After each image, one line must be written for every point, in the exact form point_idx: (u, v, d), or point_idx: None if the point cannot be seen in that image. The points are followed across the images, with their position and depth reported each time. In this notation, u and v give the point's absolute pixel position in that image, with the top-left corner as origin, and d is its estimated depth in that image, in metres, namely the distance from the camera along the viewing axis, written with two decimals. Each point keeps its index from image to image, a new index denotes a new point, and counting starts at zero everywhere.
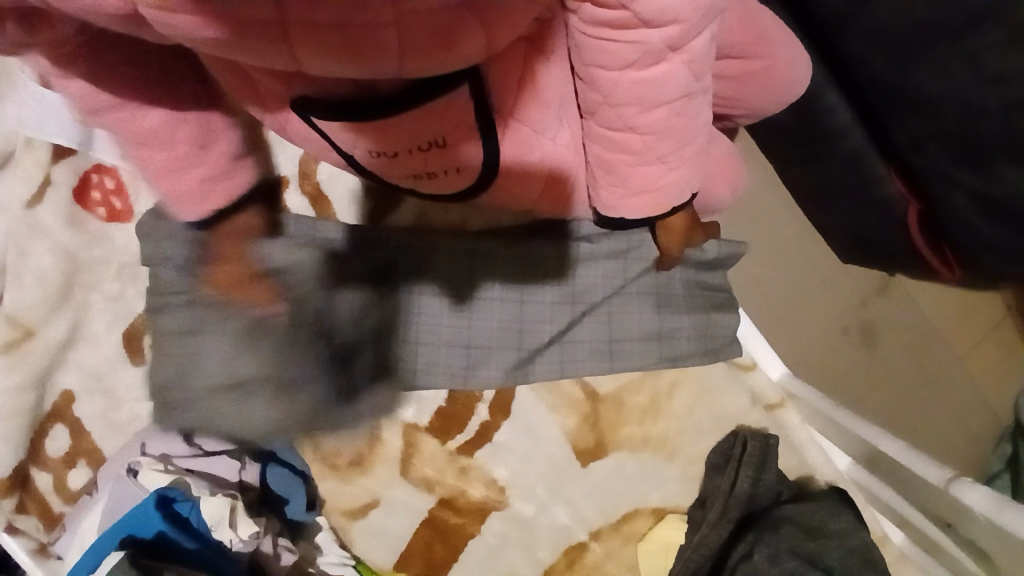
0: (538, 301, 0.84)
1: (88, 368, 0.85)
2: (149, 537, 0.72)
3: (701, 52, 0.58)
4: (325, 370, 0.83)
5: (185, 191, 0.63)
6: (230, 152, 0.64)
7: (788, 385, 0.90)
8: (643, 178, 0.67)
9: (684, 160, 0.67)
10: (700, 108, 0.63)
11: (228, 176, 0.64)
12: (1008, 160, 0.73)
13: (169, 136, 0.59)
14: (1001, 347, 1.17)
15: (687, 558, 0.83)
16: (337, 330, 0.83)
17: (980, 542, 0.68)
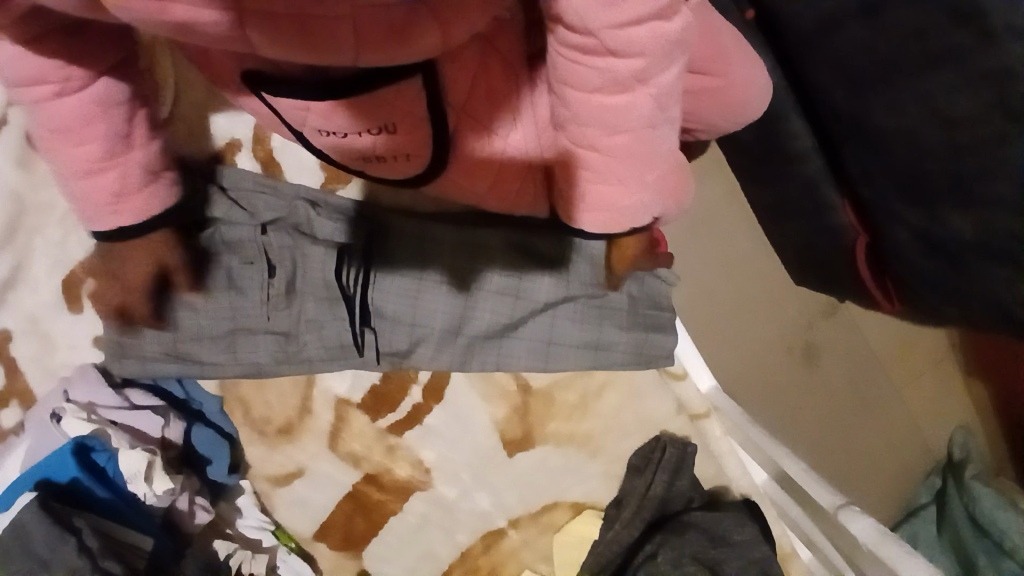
0: (483, 293, 0.86)
1: (27, 311, 0.85)
2: (63, 482, 0.74)
3: (667, 85, 0.56)
4: (269, 334, 0.84)
5: (94, 198, 0.63)
6: (147, 164, 0.63)
7: (715, 399, 0.94)
8: (597, 199, 0.65)
9: (649, 185, 0.64)
10: (665, 136, 0.61)
11: (137, 188, 0.64)
12: (948, 203, 0.76)
13: (84, 138, 0.59)
14: (939, 382, 1.22)
15: (599, 553, 0.87)
16: (278, 298, 0.84)
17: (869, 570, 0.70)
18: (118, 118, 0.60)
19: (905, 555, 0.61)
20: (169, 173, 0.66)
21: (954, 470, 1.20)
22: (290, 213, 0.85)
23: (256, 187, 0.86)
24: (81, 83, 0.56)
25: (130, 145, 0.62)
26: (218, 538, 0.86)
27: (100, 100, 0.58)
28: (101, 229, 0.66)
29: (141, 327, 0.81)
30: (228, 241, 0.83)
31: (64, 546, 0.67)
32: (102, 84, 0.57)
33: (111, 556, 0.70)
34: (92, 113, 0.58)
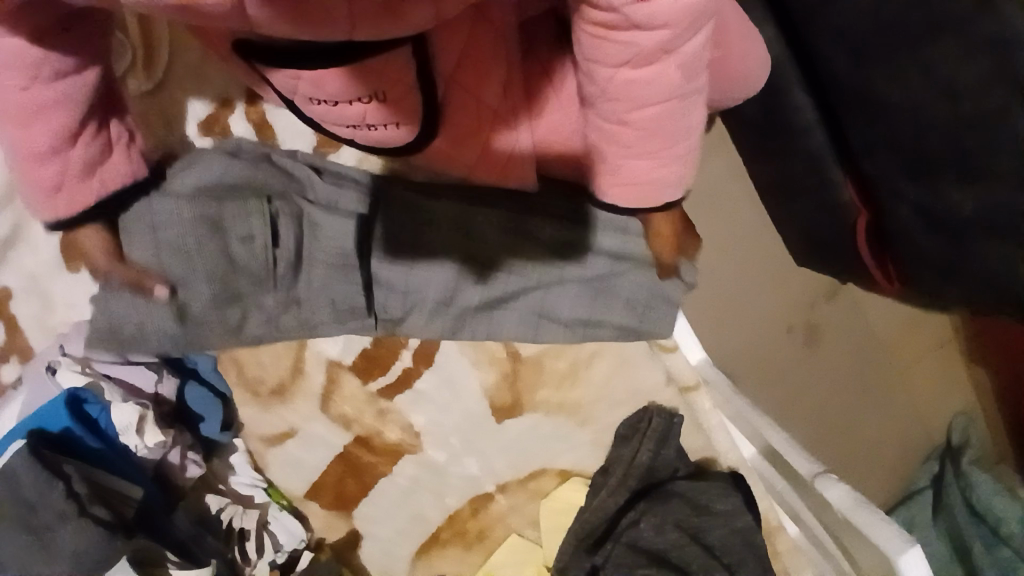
0: (495, 269, 0.85)
1: (26, 270, 0.86)
2: (54, 431, 0.76)
3: (694, 54, 0.52)
4: (269, 307, 0.82)
5: (35, 186, 0.64)
6: (87, 162, 0.65)
7: (706, 372, 0.91)
8: (630, 178, 0.62)
9: (674, 159, 0.61)
10: (691, 108, 0.58)
11: (75, 183, 0.65)
12: (951, 177, 0.74)
13: (31, 131, 0.60)
14: (942, 367, 1.22)
15: (585, 519, 0.88)
16: (285, 265, 0.81)
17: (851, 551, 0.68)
18: (71, 118, 0.61)
19: (880, 522, 0.60)
20: (117, 168, 0.68)
21: (953, 455, 1.24)
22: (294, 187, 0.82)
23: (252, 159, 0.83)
24: (42, 84, 0.58)
25: (74, 142, 0.63)
26: (210, 492, 0.89)
27: (57, 100, 0.59)
28: (35, 209, 0.67)
29: (141, 312, 0.76)
30: (225, 214, 0.78)
31: (51, 491, 0.70)
32: (66, 82, 0.59)
33: (99, 503, 0.73)
34: (46, 110, 0.59)
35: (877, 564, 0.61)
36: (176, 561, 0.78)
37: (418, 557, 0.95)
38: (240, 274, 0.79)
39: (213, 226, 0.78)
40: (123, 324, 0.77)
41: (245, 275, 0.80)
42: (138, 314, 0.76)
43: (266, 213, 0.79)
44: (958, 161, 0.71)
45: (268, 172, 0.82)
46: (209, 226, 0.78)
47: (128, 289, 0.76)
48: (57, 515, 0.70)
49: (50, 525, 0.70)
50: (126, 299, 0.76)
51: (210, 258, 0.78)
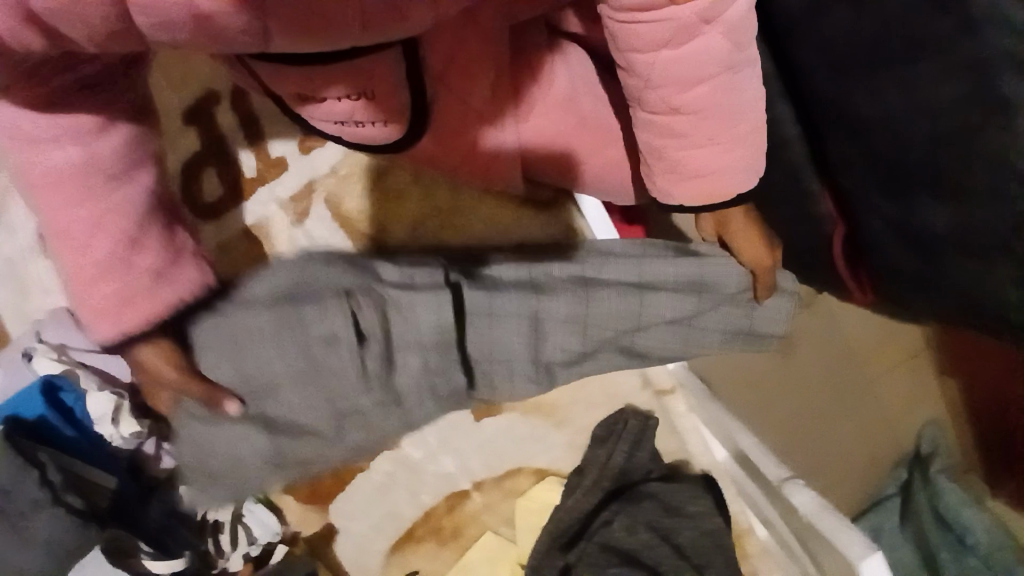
0: (572, 318, 0.74)
1: (4, 255, 0.86)
2: (30, 419, 0.77)
3: (741, 19, 0.52)
4: (360, 403, 0.71)
5: (107, 302, 0.63)
6: (155, 265, 0.65)
7: (681, 376, 0.94)
8: (701, 166, 0.61)
9: (743, 139, 0.59)
10: (749, 82, 0.57)
11: (146, 288, 0.64)
12: (923, 197, 0.73)
13: (92, 239, 0.62)
14: (910, 377, 1.23)
15: (558, 519, 0.89)
16: (381, 362, 0.71)
17: (817, 557, 0.69)
18: (129, 222, 0.63)
19: (840, 529, 0.61)
20: (184, 271, 0.67)
21: (921, 464, 1.25)
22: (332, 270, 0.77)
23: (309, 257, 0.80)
24: (95, 186, 0.61)
25: (138, 246, 0.64)
26: (183, 485, 0.82)
27: (115, 203, 0.62)
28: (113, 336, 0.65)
29: (221, 429, 0.69)
30: (305, 318, 0.69)
31: (26, 479, 0.71)
32: (121, 183, 0.63)
33: (72, 492, 0.75)
34: (105, 216, 0.62)
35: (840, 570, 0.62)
36: (150, 551, 0.78)
37: (393, 552, 0.94)
38: (325, 375, 0.69)
39: (290, 327, 0.69)
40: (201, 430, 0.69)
41: (330, 374, 0.69)
42: (244, 437, 0.69)
43: (347, 306, 0.70)
44: (928, 183, 0.70)
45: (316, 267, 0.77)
46: (287, 327, 0.69)
47: (228, 422, 0.69)
48: (31, 504, 0.71)
49: (24, 513, 0.71)
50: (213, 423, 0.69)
51: (319, 367, 0.69)
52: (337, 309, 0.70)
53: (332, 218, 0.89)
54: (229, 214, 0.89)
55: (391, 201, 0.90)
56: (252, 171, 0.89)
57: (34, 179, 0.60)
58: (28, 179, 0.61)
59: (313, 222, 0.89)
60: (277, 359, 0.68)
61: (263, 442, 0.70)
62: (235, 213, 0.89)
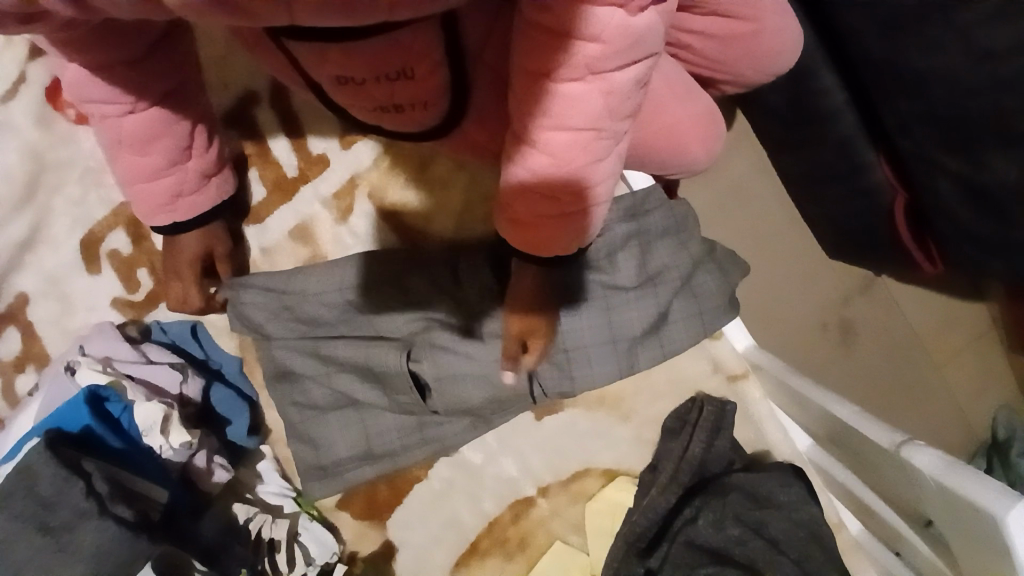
0: (622, 302, 0.82)
1: (45, 272, 0.84)
2: (74, 431, 0.71)
3: (620, 87, 0.53)
4: (434, 419, 0.83)
5: (150, 201, 0.67)
6: (202, 170, 0.69)
7: (753, 358, 0.87)
8: (545, 201, 0.60)
9: (587, 196, 0.60)
10: (607, 151, 0.58)
11: (193, 189, 0.69)
12: (992, 146, 0.77)
13: (144, 150, 0.63)
14: (978, 356, 1.18)
15: (634, 522, 0.81)
16: (446, 398, 0.79)
17: (947, 537, 0.61)
18: (180, 133, 0.65)
19: (977, 479, 0.52)
20: (220, 176, 0.72)
21: (998, 449, 1.11)
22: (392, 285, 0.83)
23: (371, 279, 0.82)
24: (147, 104, 0.61)
25: (188, 155, 0.67)
26: (238, 501, 0.83)
27: (165, 116, 0.63)
28: (156, 225, 0.69)
29: (329, 420, 0.82)
30: (376, 357, 0.79)
31: (71, 488, 0.65)
32: (168, 98, 0.62)
33: (122, 501, 0.68)
34: (157, 127, 0.63)
35: (974, 535, 0.53)
36: (204, 569, 0.72)
37: (456, 568, 0.88)
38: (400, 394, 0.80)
39: (364, 351, 0.80)
40: (300, 434, 0.83)
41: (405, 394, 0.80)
42: (339, 446, 0.82)
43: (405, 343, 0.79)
44: (999, 132, 0.75)
45: (364, 286, 0.82)
46: (361, 350, 0.80)
47: (331, 429, 0.82)
48: (76, 512, 0.64)
49: (68, 525, 0.64)
50: (326, 430, 0.82)
51: (396, 395, 0.81)
52: (399, 358, 0.78)
53: (376, 213, 0.87)
54: (272, 215, 0.86)
55: (432, 188, 0.87)
56: (294, 169, 0.86)
57: (85, 89, 0.58)
58: (79, 87, 0.58)
59: (357, 218, 0.87)
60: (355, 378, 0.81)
61: (349, 447, 0.83)
62: (279, 214, 0.86)
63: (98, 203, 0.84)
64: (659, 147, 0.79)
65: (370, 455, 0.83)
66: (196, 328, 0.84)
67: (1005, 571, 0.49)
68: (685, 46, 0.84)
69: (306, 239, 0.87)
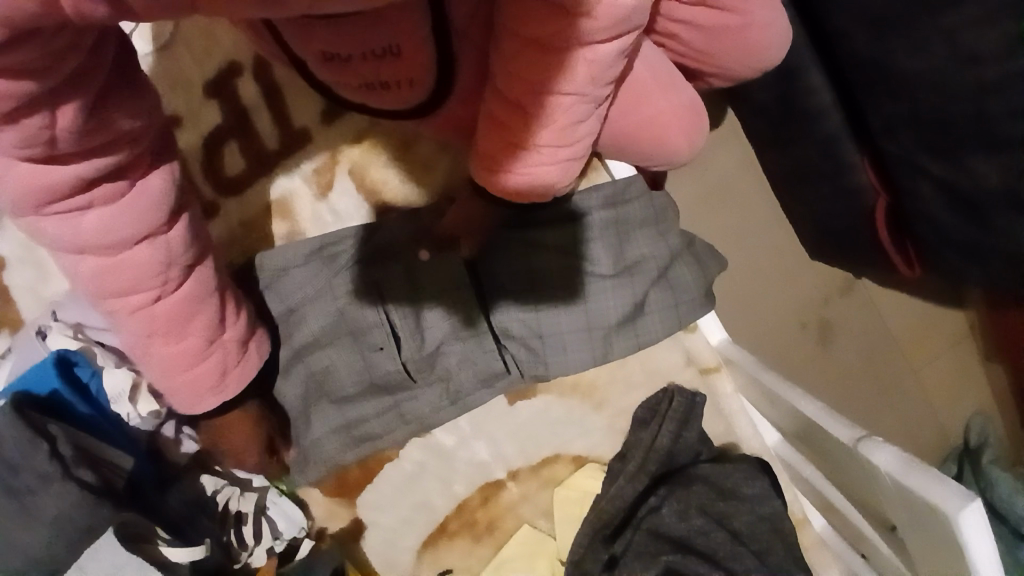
0: (602, 288, 0.83)
1: (21, 237, 0.84)
2: (42, 394, 0.71)
3: (604, 59, 0.54)
4: (408, 398, 0.84)
5: (196, 384, 0.65)
6: (238, 336, 0.67)
7: (726, 351, 0.88)
8: (527, 155, 0.61)
9: (566, 154, 0.62)
10: (586, 113, 0.59)
11: (236, 360, 0.67)
12: (976, 149, 0.77)
13: (179, 334, 0.61)
14: (959, 363, 1.19)
15: (601, 509, 0.82)
16: (422, 363, 0.83)
17: (904, 537, 0.62)
18: (210, 307, 0.63)
19: (931, 476, 0.53)
20: (251, 336, 0.70)
21: (971, 455, 1.13)
22: (366, 257, 0.83)
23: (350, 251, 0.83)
24: (175, 285, 0.60)
25: (223, 327, 0.65)
26: (205, 474, 0.82)
27: (194, 292, 0.61)
28: (203, 409, 0.67)
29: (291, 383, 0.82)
30: (358, 329, 0.82)
31: (36, 451, 0.64)
32: (194, 275, 0.61)
33: (86, 466, 0.67)
34: (189, 308, 0.61)
35: (931, 530, 0.54)
36: (167, 538, 0.72)
37: (424, 548, 0.88)
38: (379, 365, 0.83)
39: (348, 332, 0.82)
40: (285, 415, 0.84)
41: (385, 365, 0.82)
42: (326, 432, 0.83)
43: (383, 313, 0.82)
44: (981, 134, 0.76)
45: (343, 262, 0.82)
46: (346, 333, 0.82)
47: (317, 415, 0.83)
48: (39, 477, 0.64)
49: (31, 488, 0.64)
50: (317, 418, 0.83)
51: (372, 369, 0.83)
52: (377, 315, 0.82)
53: (357, 190, 0.87)
54: (251, 190, 0.86)
55: (415, 169, 0.87)
56: (276, 141, 0.86)
57: (107, 283, 0.56)
58: (104, 282, 0.56)
59: (338, 194, 0.87)
60: (341, 360, 0.83)
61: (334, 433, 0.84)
62: (259, 187, 0.86)
63: None
64: (641, 137, 0.79)
65: (352, 436, 0.84)
66: None
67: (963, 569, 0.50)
68: (671, 36, 0.84)
69: (284, 214, 0.87)
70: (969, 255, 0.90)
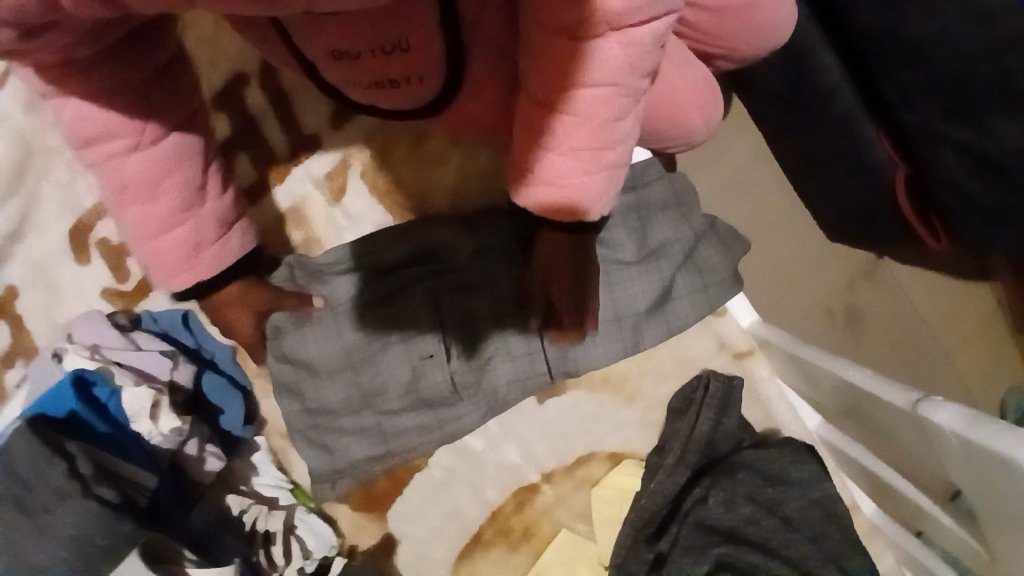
0: (637, 277, 0.81)
1: (34, 261, 0.85)
2: (59, 415, 0.69)
3: (642, 45, 0.50)
4: (451, 415, 0.79)
5: (163, 255, 0.59)
6: (221, 215, 0.61)
7: (759, 332, 0.85)
8: (567, 158, 0.56)
9: (607, 159, 0.57)
10: (626, 109, 0.55)
11: (214, 240, 0.61)
12: (999, 109, 0.74)
13: (151, 194, 0.56)
14: (989, 344, 1.13)
15: (642, 506, 0.80)
16: (469, 376, 0.79)
17: (973, 508, 0.59)
18: (194, 169, 0.57)
19: (999, 432, 0.49)
20: (241, 225, 0.64)
21: None
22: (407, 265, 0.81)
23: (377, 253, 0.81)
24: (157, 138, 0.54)
25: (203, 198, 0.59)
26: (232, 493, 0.82)
27: (172, 152, 0.55)
28: (182, 287, 0.62)
29: (326, 383, 0.78)
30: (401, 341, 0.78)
31: (53, 469, 0.62)
32: (178, 133, 0.55)
33: (105, 484, 0.66)
34: (159, 164, 0.55)
35: (1009, 504, 0.50)
36: (194, 559, 0.72)
37: (460, 560, 0.85)
38: (423, 377, 0.78)
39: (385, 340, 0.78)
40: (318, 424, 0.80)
41: (431, 378, 0.78)
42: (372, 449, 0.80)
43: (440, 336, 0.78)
44: (1004, 95, 0.73)
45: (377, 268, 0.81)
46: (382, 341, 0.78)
47: (350, 431, 0.79)
48: (55, 494, 0.62)
49: (47, 506, 0.61)
50: (348, 430, 0.79)
51: (416, 381, 0.78)
52: (436, 342, 0.77)
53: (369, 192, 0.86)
54: (262, 200, 0.85)
55: (427, 167, 0.86)
56: (284, 150, 0.86)
57: (84, 125, 0.51)
58: (75, 122, 0.51)
59: (350, 197, 0.86)
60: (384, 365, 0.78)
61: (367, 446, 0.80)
62: (270, 195, 0.85)
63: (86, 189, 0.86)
64: (659, 119, 0.77)
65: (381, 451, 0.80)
66: (187, 316, 0.82)
67: None
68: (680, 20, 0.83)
69: (297, 221, 0.86)
70: (996, 223, 0.86)
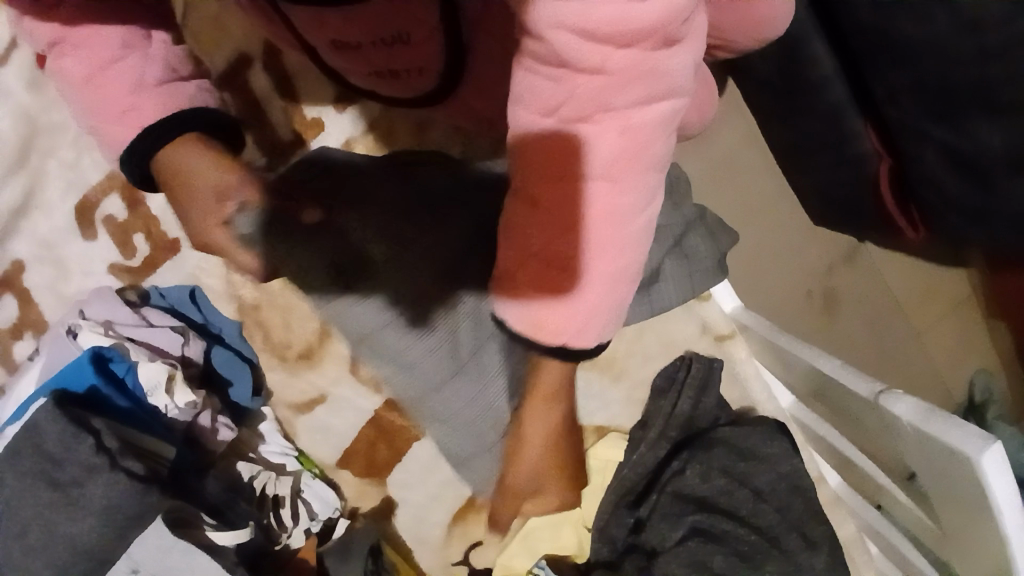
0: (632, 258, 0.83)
1: (38, 238, 0.88)
2: (81, 391, 0.76)
3: (636, 129, 0.42)
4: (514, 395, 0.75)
5: (104, 100, 0.59)
6: (167, 60, 0.62)
7: (739, 318, 0.90)
8: (551, 266, 0.46)
9: (598, 267, 0.46)
10: (623, 210, 0.45)
11: (164, 80, 0.61)
12: (978, 116, 0.77)
13: (86, 34, 0.57)
14: (960, 326, 1.21)
15: (624, 476, 0.87)
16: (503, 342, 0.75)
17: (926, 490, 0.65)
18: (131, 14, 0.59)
19: (954, 426, 0.54)
20: (198, 80, 0.65)
21: (976, 412, 1.19)
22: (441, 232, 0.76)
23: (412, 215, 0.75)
24: None
25: (145, 42, 0.60)
26: (241, 461, 0.89)
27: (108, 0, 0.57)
28: (132, 140, 0.60)
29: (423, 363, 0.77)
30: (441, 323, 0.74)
31: (81, 445, 0.70)
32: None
33: (132, 457, 0.73)
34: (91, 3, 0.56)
35: (955, 485, 0.57)
36: (212, 524, 0.80)
37: (454, 524, 0.90)
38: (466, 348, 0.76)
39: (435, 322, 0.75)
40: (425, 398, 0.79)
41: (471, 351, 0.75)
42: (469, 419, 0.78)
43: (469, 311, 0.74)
44: (982, 103, 0.75)
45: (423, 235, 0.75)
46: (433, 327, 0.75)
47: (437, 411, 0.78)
48: (85, 469, 0.70)
49: (80, 480, 0.70)
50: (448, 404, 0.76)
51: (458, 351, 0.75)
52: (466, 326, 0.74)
53: None
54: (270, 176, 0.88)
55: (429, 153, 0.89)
56: (289, 131, 0.89)
57: None
58: None
59: None
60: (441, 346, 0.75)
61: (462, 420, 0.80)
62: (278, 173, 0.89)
63: (92, 167, 0.88)
64: None
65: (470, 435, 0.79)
66: (195, 292, 0.88)
67: (989, 519, 0.52)
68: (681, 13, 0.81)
69: None
70: (970, 219, 0.90)
